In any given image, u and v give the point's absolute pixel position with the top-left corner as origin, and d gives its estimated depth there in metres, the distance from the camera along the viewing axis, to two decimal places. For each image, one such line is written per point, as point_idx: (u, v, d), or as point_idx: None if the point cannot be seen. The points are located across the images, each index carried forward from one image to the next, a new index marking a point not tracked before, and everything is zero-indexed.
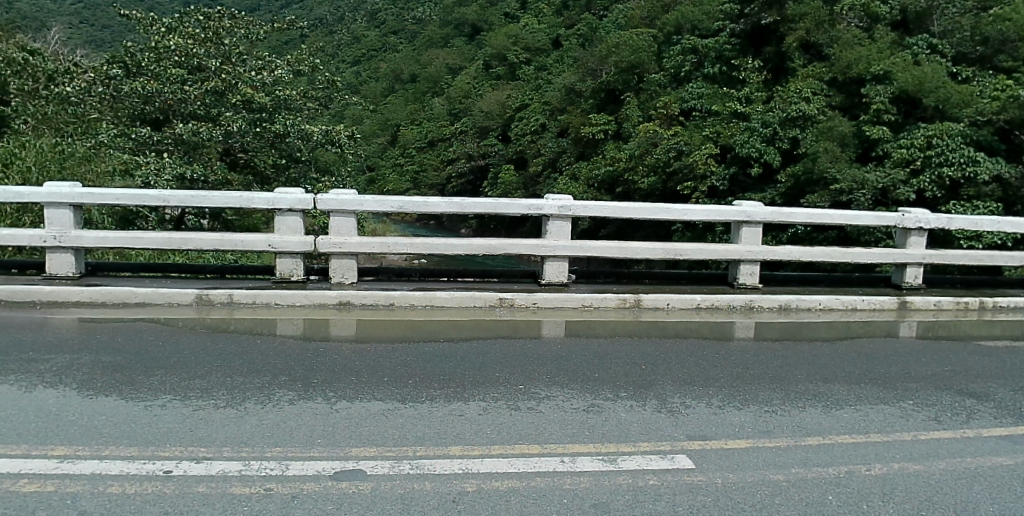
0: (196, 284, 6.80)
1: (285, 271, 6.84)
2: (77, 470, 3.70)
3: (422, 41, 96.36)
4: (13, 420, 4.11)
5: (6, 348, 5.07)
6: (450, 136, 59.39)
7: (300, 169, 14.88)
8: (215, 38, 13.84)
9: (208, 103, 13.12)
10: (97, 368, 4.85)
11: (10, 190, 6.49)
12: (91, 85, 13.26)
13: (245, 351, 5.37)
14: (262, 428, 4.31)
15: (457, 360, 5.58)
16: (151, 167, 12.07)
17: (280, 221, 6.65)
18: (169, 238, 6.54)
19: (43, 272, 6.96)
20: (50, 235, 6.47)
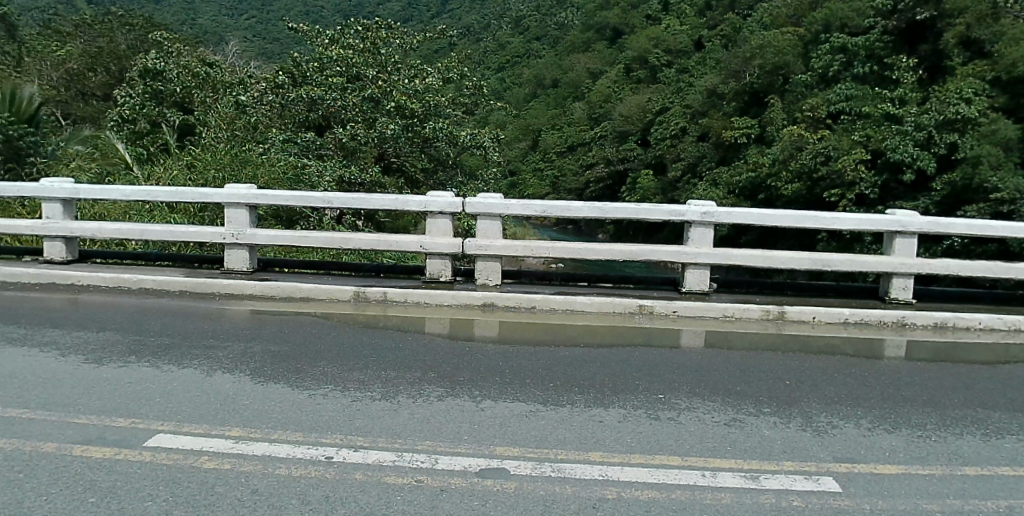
0: (354, 281, 7.16)
1: (434, 271, 7.06)
2: (250, 451, 3.99)
3: (562, 46, 97.33)
4: (198, 401, 4.48)
5: (189, 334, 5.58)
6: (588, 141, 59.99)
7: (448, 173, 15.26)
8: (372, 48, 14.80)
9: (365, 109, 14.00)
10: (268, 357, 5.21)
11: (196, 190, 7.08)
12: (264, 94, 14.65)
13: (398, 345, 5.60)
14: (414, 422, 4.48)
15: (599, 366, 5.54)
16: (314, 169, 12.79)
17: (432, 223, 6.88)
18: (331, 238, 6.93)
19: (222, 266, 7.59)
20: (230, 233, 7.05)
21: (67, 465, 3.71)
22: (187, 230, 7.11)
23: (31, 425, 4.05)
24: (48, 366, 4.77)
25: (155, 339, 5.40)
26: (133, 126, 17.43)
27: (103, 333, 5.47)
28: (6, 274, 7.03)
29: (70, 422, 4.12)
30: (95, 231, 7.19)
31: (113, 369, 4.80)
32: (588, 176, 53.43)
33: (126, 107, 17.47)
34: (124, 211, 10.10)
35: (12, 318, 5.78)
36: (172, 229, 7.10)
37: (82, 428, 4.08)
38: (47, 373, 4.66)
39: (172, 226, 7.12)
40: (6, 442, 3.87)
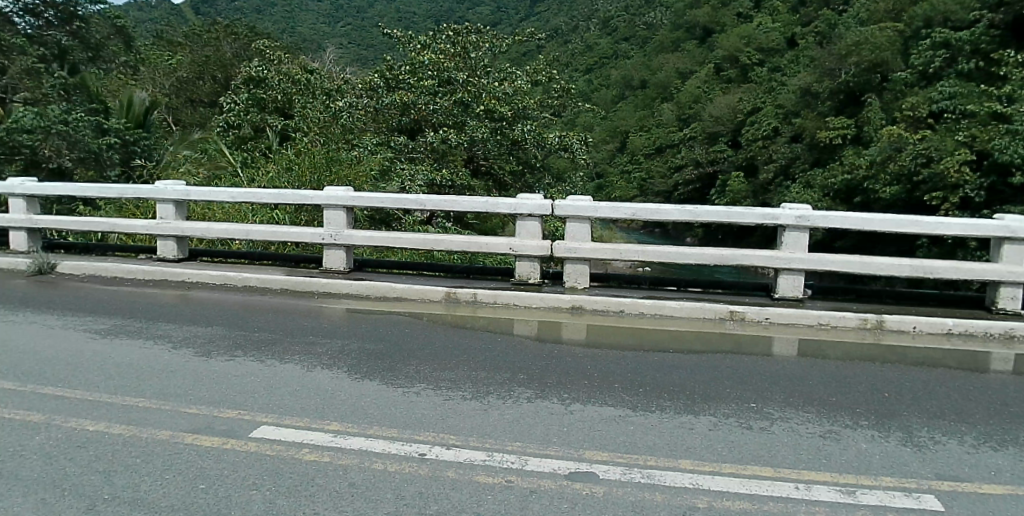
0: (444, 282, 7.28)
1: (523, 274, 7.09)
2: (348, 445, 4.12)
3: (650, 46, 96.07)
4: (298, 395, 4.65)
5: (290, 330, 5.81)
6: (677, 143, 59.25)
7: (535, 175, 15.26)
8: (463, 53, 14.91)
9: (455, 113, 13.97)
10: (363, 354, 5.35)
11: (295, 192, 7.34)
12: (358, 100, 14.84)
13: (488, 346, 5.65)
14: (504, 422, 4.51)
15: (688, 372, 5.44)
16: (407, 173, 12.86)
17: (521, 225, 6.92)
18: (423, 240, 7.07)
19: (320, 266, 7.87)
20: (328, 234, 7.30)
21: (179, 453, 3.92)
22: (288, 231, 7.40)
23: (148, 412, 4.30)
24: (164, 358, 5.06)
25: (257, 335, 5.64)
26: (239, 131, 18.15)
27: (211, 328, 5.76)
28: (125, 270, 7.54)
29: (182, 412, 4.34)
30: (204, 231, 7.60)
31: (220, 362, 5.04)
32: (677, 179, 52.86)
33: (231, 114, 18.34)
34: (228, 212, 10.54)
35: (130, 311, 6.17)
36: (274, 230, 7.41)
37: (192, 417, 4.29)
38: (163, 365, 4.93)
39: (274, 227, 7.42)
40: (126, 428, 4.12)
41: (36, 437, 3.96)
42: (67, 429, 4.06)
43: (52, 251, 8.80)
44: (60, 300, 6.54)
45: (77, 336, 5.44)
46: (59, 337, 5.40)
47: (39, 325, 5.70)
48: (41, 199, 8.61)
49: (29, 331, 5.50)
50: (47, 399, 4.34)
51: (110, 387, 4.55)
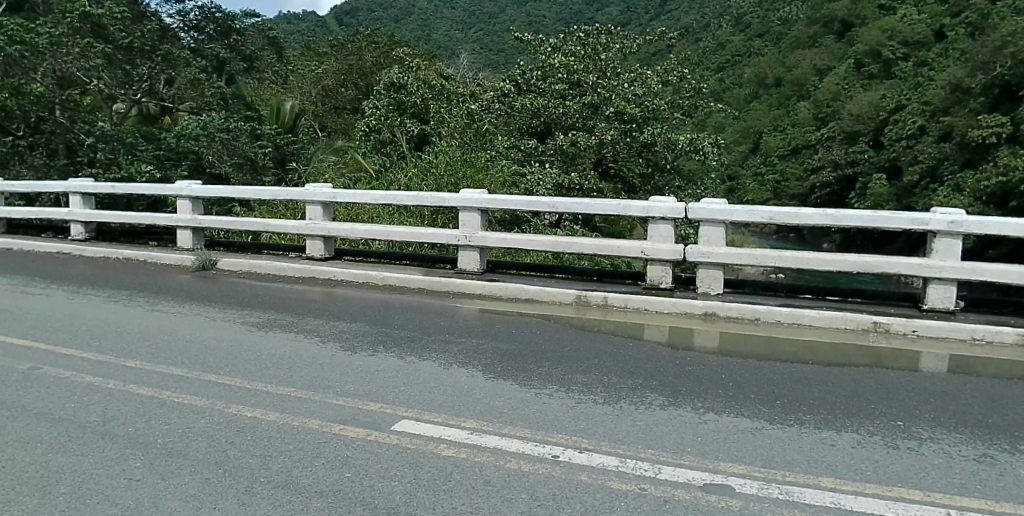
0: (575, 285, 7.31)
1: (654, 278, 7.00)
2: (483, 443, 4.20)
3: (787, 43, 91.37)
4: (435, 390, 4.79)
5: (428, 328, 6.02)
6: (815, 143, 56.17)
7: (665, 179, 14.66)
8: (592, 53, 14.53)
9: (585, 116, 13.90)
10: (497, 354, 5.44)
11: (432, 195, 7.61)
12: (491, 102, 14.93)
13: (619, 351, 5.62)
14: (637, 429, 4.45)
15: (827, 386, 5.18)
16: (535, 176, 13.01)
17: (653, 229, 6.86)
18: (555, 241, 7.13)
19: (455, 266, 8.08)
20: (463, 235, 7.49)
21: (327, 442, 4.11)
22: (425, 232, 7.65)
23: (298, 402, 4.54)
24: (313, 351, 5.34)
25: (398, 333, 5.85)
26: (378, 135, 18.56)
27: (355, 324, 6.04)
28: (277, 268, 8.07)
29: (329, 402, 4.56)
30: (348, 231, 7.98)
31: (365, 357, 5.26)
32: (813, 181, 49.97)
33: (373, 119, 18.80)
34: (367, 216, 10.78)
35: (282, 306, 6.60)
36: (412, 230, 7.67)
37: (339, 407, 4.51)
38: (315, 358, 5.21)
39: (413, 228, 7.70)
40: (278, 415, 4.37)
41: (202, 419, 4.27)
42: (228, 413, 4.36)
43: (213, 249, 9.53)
44: (221, 294, 7.09)
45: (237, 328, 5.86)
46: (222, 328, 5.84)
47: (205, 316, 6.20)
48: (204, 200, 9.34)
49: (197, 322, 5.99)
50: (210, 385, 4.68)
51: (265, 377, 4.85)
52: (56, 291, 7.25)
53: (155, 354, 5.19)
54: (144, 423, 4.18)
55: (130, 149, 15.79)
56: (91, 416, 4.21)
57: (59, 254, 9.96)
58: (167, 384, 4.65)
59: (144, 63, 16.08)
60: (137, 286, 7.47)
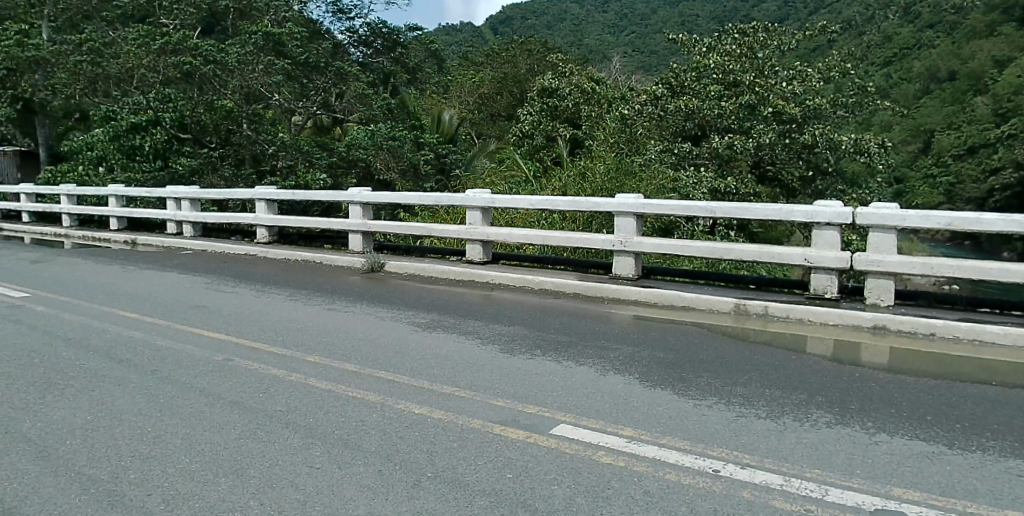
0: (732, 292, 7.09)
1: (819, 287, 6.66)
2: (642, 452, 4.10)
3: (962, 33, 82.75)
4: (592, 397, 4.78)
5: (585, 332, 6.05)
6: (996, 141, 50.29)
7: (827, 181, 13.92)
8: (749, 52, 14.29)
9: (740, 117, 13.51)
10: (654, 362, 5.37)
11: (588, 200, 7.71)
12: (642, 106, 14.81)
13: (781, 364, 5.39)
14: (803, 447, 4.18)
15: (1015, 411, 4.64)
16: (689, 179, 12.67)
17: (817, 235, 6.57)
18: (712, 248, 7.01)
19: (608, 272, 8.05)
20: (618, 241, 7.49)
21: (487, 442, 4.18)
22: (580, 236, 7.77)
23: (461, 402, 4.66)
24: (474, 352, 5.49)
25: (554, 337, 5.90)
26: (531, 141, 18.77)
27: (512, 327, 6.16)
28: (438, 270, 8.43)
29: (490, 404, 4.65)
30: (505, 235, 8.20)
31: (524, 360, 5.35)
32: (990, 183, 45.32)
33: (527, 125, 19.07)
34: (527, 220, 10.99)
35: (442, 307, 6.86)
36: (568, 235, 7.80)
37: (500, 409, 4.59)
38: (476, 359, 5.36)
39: (569, 233, 7.81)
40: (442, 414, 4.51)
41: (372, 414, 4.48)
42: (397, 409, 4.55)
43: (380, 252, 10.06)
44: (387, 295, 7.50)
45: (402, 327, 6.15)
46: (389, 328, 6.14)
47: (374, 315, 6.58)
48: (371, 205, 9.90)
49: (367, 320, 6.37)
50: (380, 381, 4.92)
51: (429, 375, 5.03)
52: (245, 289, 7.97)
53: (330, 350, 5.54)
54: (319, 414, 4.44)
55: (308, 157, 17.73)
56: (276, 405, 4.54)
57: (246, 254, 10.91)
58: (341, 379, 4.94)
59: (320, 78, 17.94)
60: (313, 286, 8.08)
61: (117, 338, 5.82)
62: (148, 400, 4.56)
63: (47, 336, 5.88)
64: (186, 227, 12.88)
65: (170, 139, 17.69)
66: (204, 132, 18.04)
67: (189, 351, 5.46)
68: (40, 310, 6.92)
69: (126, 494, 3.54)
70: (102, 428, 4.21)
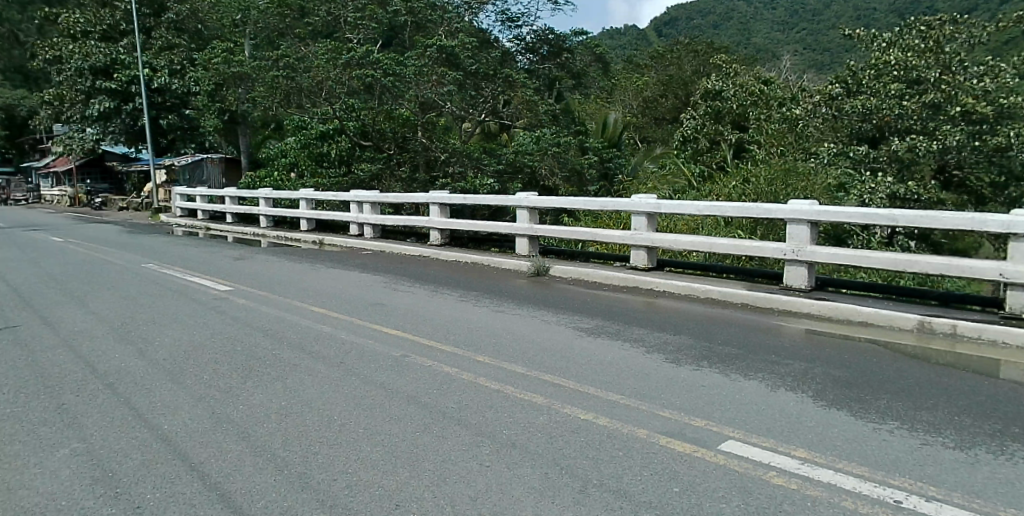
0: (916, 308, 6.58)
1: (1017, 307, 6.01)
2: (816, 476, 3.80)
3: None
4: (762, 414, 4.59)
5: (753, 345, 5.88)
6: None
7: None
8: (937, 45, 11.90)
9: (925, 117, 11.39)
10: (829, 380, 5.12)
11: (759, 206, 7.51)
12: (815, 107, 12.74)
13: (971, 390, 4.94)
14: (998, 483, 3.69)
15: None
16: (867, 183, 11.38)
17: (1016, 248, 5.95)
18: (893, 259, 6.56)
19: (777, 282, 7.78)
20: (791, 249, 7.25)
21: (655, 454, 4.07)
22: (749, 244, 7.60)
23: (627, 410, 4.63)
24: (640, 361, 5.46)
25: (721, 349, 5.77)
26: (695, 145, 18.06)
27: (676, 336, 6.09)
28: (603, 276, 8.58)
29: (657, 414, 4.57)
30: (672, 241, 8.23)
31: (690, 371, 5.26)
32: None
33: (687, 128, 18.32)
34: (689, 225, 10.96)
35: (605, 314, 6.93)
36: (736, 243, 7.68)
37: (666, 420, 4.50)
38: (643, 367, 5.33)
39: (736, 240, 7.68)
40: (608, 421, 4.48)
41: (540, 416, 4.53)
42: (564, 414, 4.57)
43: (545, 256, 10.29)
44: (552, 298, 7.70)
45: (567, 333, 6.25)
46: (555, 333, 6.26)
47: (541, 319, 6.72)
48: (537, 210, 10.15)
49: (532, 324, 6.53)
50: (546, 384, 5.00)
51: (594, 381, 5.05)
52: (422, 289, 8.42)
53: (498, 350, 5.71)
54: (488, 414, 4.55)
55: (476, 163, 17.82)
56: (448, 402, 4.71)
57: (422, 255, 11.56)
58: (509, 380, 5.07)
59: (489, 86, 18.13)
60: (482, 287, 8.44)
61: (306, 331, 6.37)
62: (332, 389, 4.90)
63: (246, 326, 6.54)
64: (367, 229, 13.67)
65: (353, 146, 18.43)
66: (383, 139, 18.27)
67: (367, 346, 5.82)
68: (240, 302, 7.72)
69: (316, 478, 3.80)
70: (295, 411, 4.57)
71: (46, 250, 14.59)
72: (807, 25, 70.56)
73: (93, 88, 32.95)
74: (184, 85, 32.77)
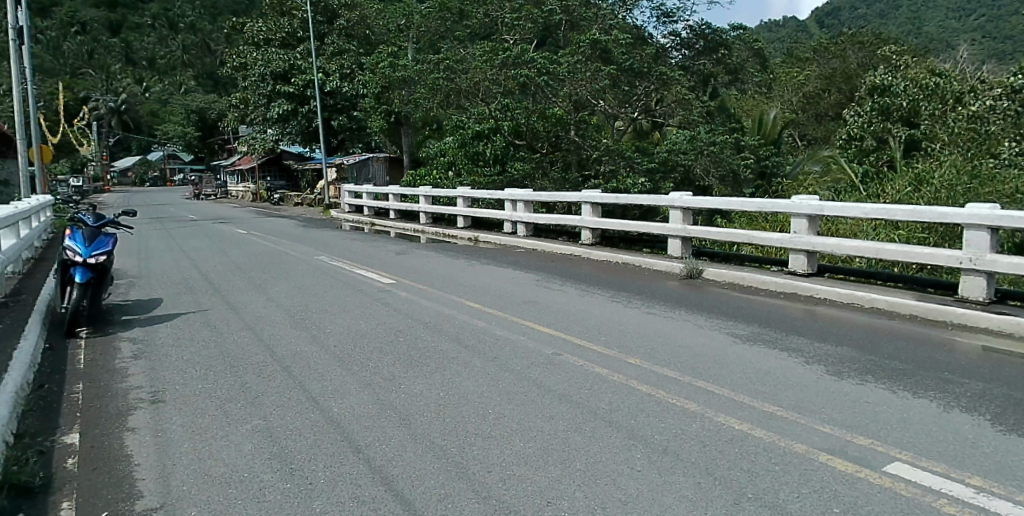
0: None
1: None
2: (994, 508, 3.26)
3: None
4: (933, 434, 4.20)
5: (924, 360, 5.52)
6: None
7: None
8: None
9: None
10: (1011, 404, 4.64)
11: (933, 210, 7.03)
12: None
13: None
14: None
15: None
16: None
17: None
18: None
19: (951, 293, 7.25)
20: (967, 257, 6.72)
21: (814, 470, 3.72)
22: (920, 252, 7.16)
23: (785, 421, 4.41)
24: (798, 372, 5.29)
25: (886, 363, 5.47)
26: (860, 143, 18.92)
27: (837, 347, 5.86)
28: (759, 280, 8.50)
29: (816, 429, 4.29)
30: (834, 246, 7.98)
31: (852, 385, 5.01)
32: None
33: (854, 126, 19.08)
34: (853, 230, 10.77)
35: (759, 321, 6.82)
36: (905, 249, 7.27)
37: (826, 436, 4.20)
38: (801, 378, 5.16)
39: (906, 247, 7.28)
40: (765, 433, 4.24)
41: (693, 424, 4.38)
42: (718, 421, 4.42)
43: (699, 257, 10.30)
44: (706, 303, 7.70)
45: (722, 339, 6.19)
46: (709, 339, 6.21)
47: (695, 324, 6.73)
48: (692, 211, 10.31)
49: (685, 329, 6.53)
50: (699, 391, 4.92)
51: (751, 391, 4.91)
52: (572, 288, 8.69)
53: (650, 354, 5.75)
54: (641, 417, 4.47)
55: (628, 162, 18.63)
56: (600, 403, 4.72)
57: (572, 254, 11.80)
58: (660, 384, 5.05)
59: (643, 84, 19.25)
60: (632, 289, 8.58)
61: (463, 325, 6.73)
62: (487, 385, 5.05)
63: (405, 319, 6.96)
64: (520, 227, 14.02)
65: (508, 145, 19.07)
66: (537, 138, 18.90)
67: (521, 343, 6.04)
68: (401, 294, 8.24)
69: (470, 468, 3.81)
70: (451, 404, 4.73)
71: (231, 239, 16.40)
72: (982, 10, 64.77)
73: (273, 91, 35.85)
74: (354, 88, 35.37)
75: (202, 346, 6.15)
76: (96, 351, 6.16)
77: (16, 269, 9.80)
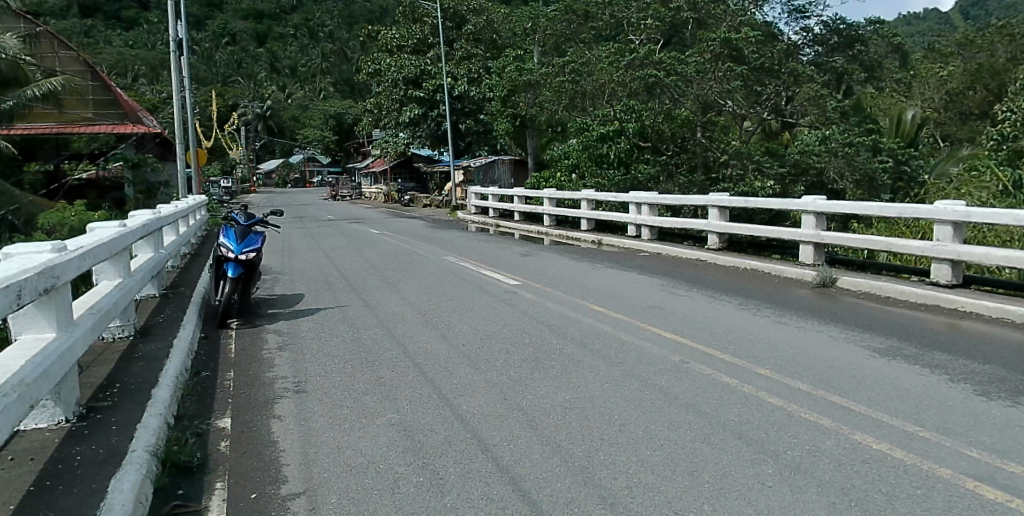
0: None
1: None
2: None
3: None
4: None
5: None
6: None
7: None
8: None
9: None
10: None
11: None
12: None
13: None
14: None
15: None
16: None
17: None
18: None
19: None
20: None
21: (961, 497, 3.47)
22: None
23: (928, 443, 4.19)
24: (941, 391, 5.04)
25: None
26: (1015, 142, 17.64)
27: (984, 366, 5.52)
28: (897, 290, 8.15)
29: (961, 452, 4.05)
30: (980, 255, 7.48)
31: (1002, 407, 4.70)
32: None
33: (1009, 126, 17.92)
34: (1006, 239, 10.02)
35: (897, 334, 6.53)
36: None
37: (974, 461, 3.93)
38: (944, 397, 4.90)
39: None
40: (905, 454, 4.04)
41: (827, 441, 4.25)
42: (854, 440, 4.26)
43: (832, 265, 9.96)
44: (837, 313, 7.48)
45: (857, 352, 5.98)
46: (843, 352, 6.01)
47: (828, 335, 6.54)
48: (826, 216, 9.96)
49: (816, 341, 6.37)
50: (834, 406, 4.79)
51: (890, 410, 4.71)
52: (698, 295, 8.60)
53: (781, 365, 5.66)
54: (771, 431, 4.38)
55: (757, 167, 19.48)
56: (729, 415, 4.67)
57: (699, 259, 11.65)
58: (793, 397, 4.95)
59: (773, 81, 19.97)
60: (760, 296, 8.47)
61: (587, 328, 6.85)
62: (613, 392, 5.10)
63: (530, 321, 7.14)
64: (644, 230, 14.00)
65: (632, 147, 19.95)
66: (663, 140, 20.27)
67: (647, 349, 6.08)
68: (525, 296, 8.46)
69: (597, 474, 3.84)
70: (578, 409, 4.81)
71: (364, 238, 17.37)
72: None
73: (405, 97, 37.07)
74: (481, 92, 36.30)
75: (340, 341, 6.55)
76: (245, 342, 6.64)
77: (177, 263, 10.77)
